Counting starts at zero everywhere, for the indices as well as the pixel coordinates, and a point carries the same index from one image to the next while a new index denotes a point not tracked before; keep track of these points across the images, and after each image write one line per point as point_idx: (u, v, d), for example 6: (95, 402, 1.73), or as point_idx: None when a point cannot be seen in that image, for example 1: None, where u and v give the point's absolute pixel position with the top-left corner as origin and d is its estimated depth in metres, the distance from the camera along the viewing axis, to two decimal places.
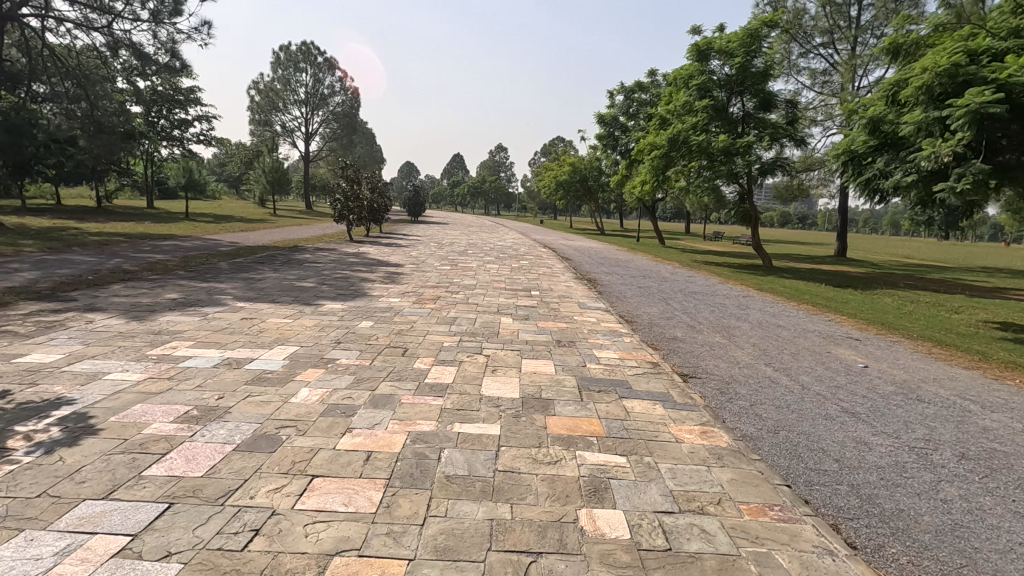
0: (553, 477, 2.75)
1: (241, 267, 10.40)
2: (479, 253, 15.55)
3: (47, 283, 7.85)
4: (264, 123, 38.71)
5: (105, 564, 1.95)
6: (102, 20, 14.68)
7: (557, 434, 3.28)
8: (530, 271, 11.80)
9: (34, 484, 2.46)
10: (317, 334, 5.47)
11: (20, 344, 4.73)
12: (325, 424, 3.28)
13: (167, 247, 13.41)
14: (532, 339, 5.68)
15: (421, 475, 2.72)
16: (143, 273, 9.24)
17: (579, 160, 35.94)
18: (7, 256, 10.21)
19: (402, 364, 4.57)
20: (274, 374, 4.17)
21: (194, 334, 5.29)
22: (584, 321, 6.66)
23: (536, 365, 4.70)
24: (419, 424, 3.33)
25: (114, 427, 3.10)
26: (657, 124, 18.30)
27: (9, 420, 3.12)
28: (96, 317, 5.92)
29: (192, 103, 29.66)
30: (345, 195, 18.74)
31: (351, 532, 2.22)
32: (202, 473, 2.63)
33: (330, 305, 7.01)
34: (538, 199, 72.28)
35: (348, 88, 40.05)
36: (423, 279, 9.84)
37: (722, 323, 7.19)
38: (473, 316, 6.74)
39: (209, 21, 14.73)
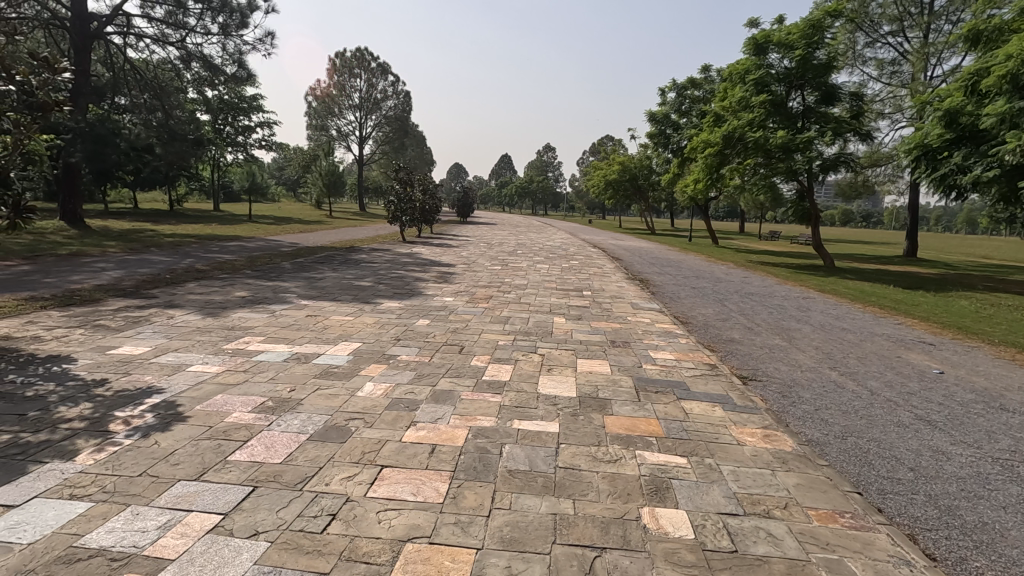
0: (613, 475, 2.77)
1: (302, 267, 10.86)
2: (529, 253, 15.63)
3: (130, 281, 8.45)
4: (321, 128, 40.20)
5: (202, 539, 2.12)
6: (176, 35, 15.68)
7: (615, 433, 3.30)
8: (580, 271, 11.75)
9: (135, 465, 2.69)
10: (377, 332, 5.66)
11: (112, 338, 5.14)
12: (390, 417, 3.42)
13: (233, 248, 14.15)
14: (586, 339, 5.69)
15: (484, 468, 2.80)
16: (214, 272, 9.77)
17: (629, 159, 35.50)
18: (95, 256, 11.03)
19: (460, 361, 4.69)
20: (340, 369, 4.36)
21: (264, 330, 5.59)
22: (638, 322, 6.61)
23: (592, 365, 4.72)
24: (479, 420, 3.42)
25: (200, 415, 3.34)
26: (712, 121, 17.88)
27: (109, 406, 3.42)
28: (176, 312, 6.35)
29: (255, 110, 31.15)
30: (398, 197, 19.26)
31: (420, 520, 2.32)
32: (281, 460, 2.81)
33: (387, 304, 7.24)
34: (586, 199, 71.73)
35: (400, 92, 41.09)
36: (476, 279, 10.00)
37: (782, 325, 6.97)
38: (526, 315, 6.82)
39: (273, 32, 15.50)
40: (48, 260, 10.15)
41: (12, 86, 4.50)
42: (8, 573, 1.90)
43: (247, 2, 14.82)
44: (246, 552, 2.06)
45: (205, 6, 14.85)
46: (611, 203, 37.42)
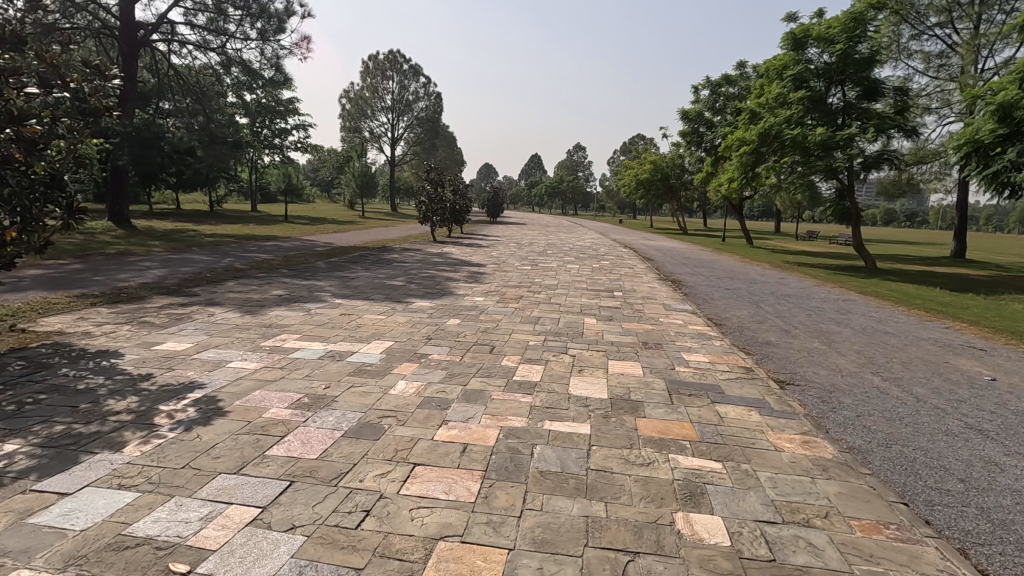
0: (646, 479, 2.73)
1: (336, 266, 11.06)
2: (559, 253, 15.58)
3: (173, 279, 8.76)
4: (354, 130, 40.92)
5: (242, 531, 2.18)
6: (217, 41, 16.18)
7: (648, 436, 3.25)
8: (611, 272, 11.64)
9: (178, 458, 2.78)
10: (409, 331, 5.72)
11: (157, 334, 5.34)
12: (422, 416, 3.45)
13: (270, 247, 14.53)
14: (618, 340, 5.63)
15: (516, 469, 2.80)
16: (251, 271, 10.04)
17: (660, 158, 35.03)
18: (140, 255, 11.48)
19: (491, 361, 4.70)
20: (373, 367, 4.42)
21: (300, 328, 5.72)
22: (670, 323, 6.51)
23: (623, 367, 4.66)
24: (511, 420, 3.42)
25: (240, 410, 3.44)
26: (747, 118, 17.47)
27: (154, 400, 3.55)
28: (216, 310, 6.56)
29: (291, 113, 31.91)
30: (429, 197, 19.46)
31: (452, 519, 2.33)
32: (317, 456, 2.86)
33: (419, 303, 7.31)
34: (617, 198, 71.05)
35: (431, 93, 41.49)
36: (506, 279, 10.02)
37: (820, 328, 6.76)
38: (557, 316, 6.79)
39: (309, 36, 15.85)
40: (97, 259, 10.61)
41: (66, 93, 4.70)
42: (63, 557, 1.99)
43: (284, 8, 15.20)
44: (283, 545, 2.11)
45: (245, 12, 15.29)
46: (642, 202, 36.98)
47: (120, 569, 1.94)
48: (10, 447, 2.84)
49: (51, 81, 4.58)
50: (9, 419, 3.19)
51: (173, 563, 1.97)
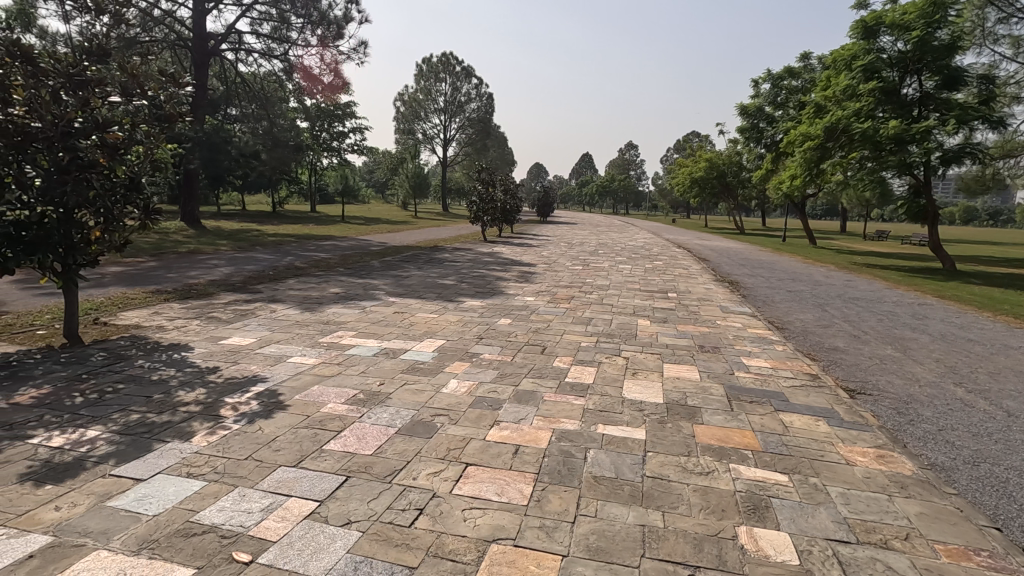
0: (705, 489, 2.61)
1: (390, 265, 11.29)
2: (611, 253, 15.36)
3: (239, 277, 9.19)
4: (408, 132, 41.80)
5: (300, 524, 2.23)
6: (280, 49, 16.86)
7: (706, 443, 3.12)
8: (665, 272, 11.37)
9: (241, 449, 2.89)
10: (461, 330, 5.76)
11: (224, 328, 5.61)
12: (474, 415, 3.45)
13: (327, 247, 15.02)
14: (673, 343, 5.47)
15: (569, 473, 2.74)
16: (311, 269, 10.40)
17: (716, 155, 33.97)
18: (209, 254, 12.10)
19: (542, 362, 4.66)
20: (426, 365, 4.47)
21: (356, 326, 5.86)
22: (728, 326, 6.27)
23: (679, 371, 4.51)
24: (563, 422, 3.37)
25: (299, 404, 3.54)
26: (812, 112, 16.64)
27: (220, 392, 3.72)
28: (277, 307, 6.81)
29: (348, 117, 32.93)
30: (480, 197, 19.59)
31: (505, 521, 2.30)
32: (371, 452, 2.90)
33: (470, 303, 7.35)
34: (670, 197, 69.46)
35: (483, 94, 41.81)
36: (557, 279, 9.94)
37: (894, 334, 6.32)
38: (609, 317, 6.68)
39: (366, 41, 16.27)
40: (171, 257, 11.28)
41: (145, 101, 5.00)
42: (137, 540, 2.09)
43: (343, 14, 15.67)
44: (340, 540, 2.14)
45: (306, 20, 15.88)
46: (696, 201, 35.95)
47: (188, 555, 2.02)
48: (93, 433, 3.03)
49: (132, 89, 4.88)
50: (91, 407, 3.41)
51: (236, 552, 2.04)
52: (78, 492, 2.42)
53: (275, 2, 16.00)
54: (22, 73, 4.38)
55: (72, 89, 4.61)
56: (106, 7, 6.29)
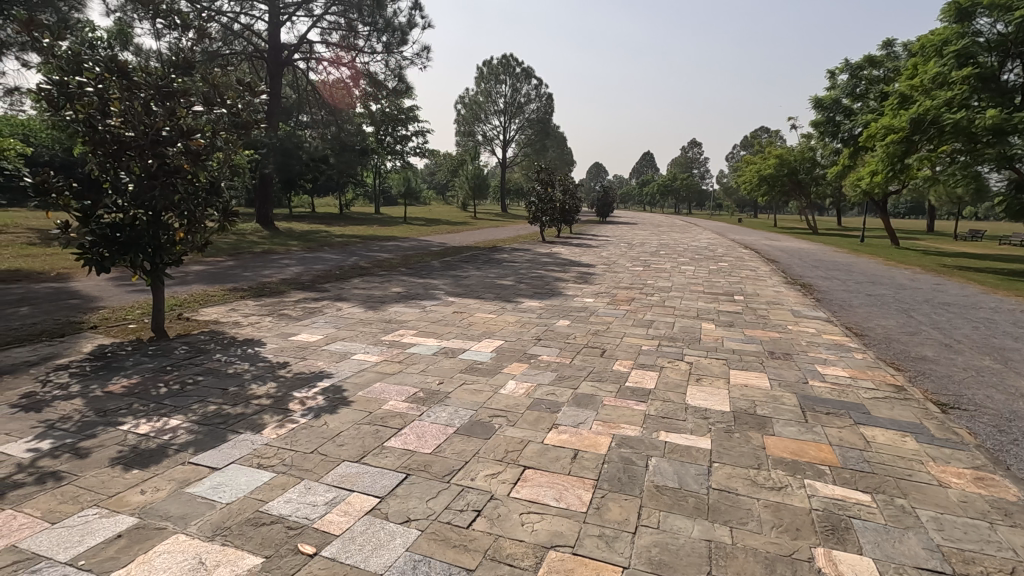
0: (777, 505, 2.46)
1: (449, 265, 11.48)
2: (673, 254, 14.95)
3: (308, 276, 9.60)
4: (468, 134, 42.42)
5: (361, 520, 2.27)
6: (348, 56, 17.51)
7: (777, 456, 2.94)
8: (731, 274, 10.92)
9: (308, 442, 2.99)
10: (519, 331, 5.75)
11: (294, 325, 5.88)
12: (532, 417, 3.42)
13: (390, 247, 15.45)
14: (739, 348, 5.22)
15: (630, 481, 2.65)
16: (374, 269, 10.74)
17: (787, 151, 32.33)
18: (282, 254, 12.74)
19: (602, 365, 4.56)
20: (484, 366, 4.48)
21: (416, 324, 5.97)
22: (800, 332, 5.92)
23: (747, 378, 4.28)
24: (623, 428, 3.28)
25: (362, 400, 3.64)
26: (896, 103, 15.42)
27: (289, 386, 3.88)
28: (343, 305, 7.07)
29: (411, 121, 33.78)
30: (539, 197, 19.55)
31: (563, 528, 2.25)
32: (431, 450, 2.93)
33: (528, 303, 7.34)
34: (736, 195, 66.74)
35: (543, 94, 41.75)
36: (617, 280, 9.75)
37: (992, 344, 5.75)
38: (671, 320, 6.46)
39: (428, 46, 16.62)
40: (248, 257, 11.93)
41: (225, 109, 5.31)
42: (212, 527, 2.20)
43: (407, 21, 16.13)
44: (399, 538, 2.16)
45: (372, 28, 16.41)
46: (764, 200, 34.35)
47: (257, 544, 2.10)
48: (175, 422, 3.23)
49: (213, 99, 5.19)
50: (174, 397, 3.64)
51: (302, 544, 2.10)
52: (160, 477, 2.58)
53: (343, 12, 16.61)
54: (118, 87, 4.76)
55: (160, 100, 4.93)
56: (193, 24, 6.74)
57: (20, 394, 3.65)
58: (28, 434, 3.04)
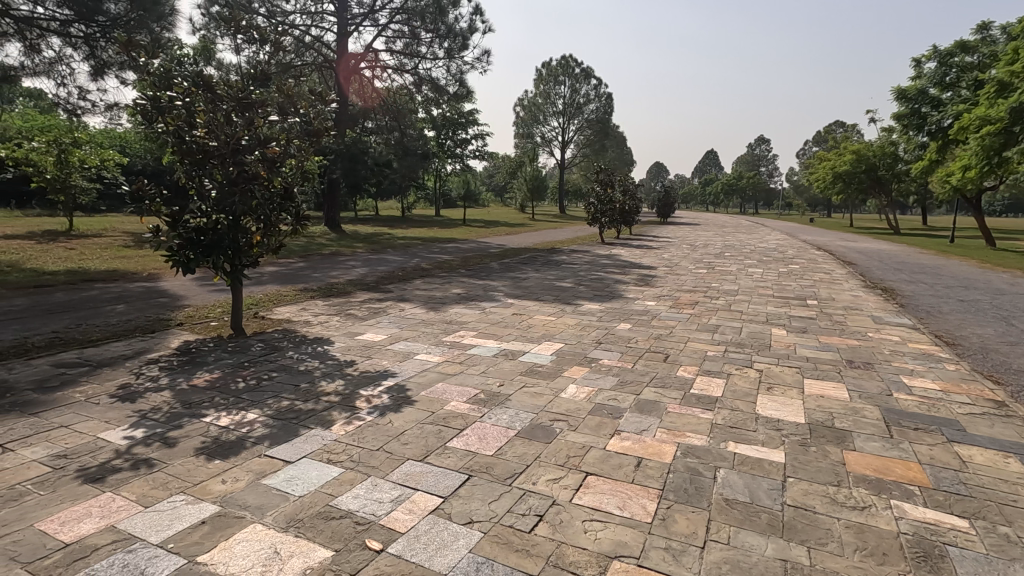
0: (861, 527, 2.29)
1: (508, 267, 11.53)
2: (739, 256, 14.37)
3: (373, 277, 9.92)
4: (527, 136, 42.55)
5: (425, 518, 2.31)
6: (411, 63, 17.88)
7: (859, 472, 2.75)
8: (802, 277, 10.37)
9: (373, 440, 3.07)
10: (579, 333, 5.69)
11: (359, 324, 6.09)
12: (593, 422, 3.37)
13: (450, 249, 15.73)
14: (814, 355, 4.95)
15: (697, 492, 2.56)
16: (435, 270, 10.96)
17: (865, 146, 30.39)
18: (348, 256, 13.24)
19: (664, 370, 4.44)
20: (544, 368, 4.46)
21: (477, 326, 6.04)
22: (882, 340, 5.52)
23: (823, 389, 4.02)
24: (689, 436, 3.17)
25: (425, 400, 3.71)
26: (993, 92, 14.19)
27: (357, 384, 4.01)
28: (405, 305, 7.26)
29: (471, 124, 34.26)
30: (599, 198, 19.34)
31: (628, 538, 2.20)
32: (492, 452, 2.95)
33: (588, 306, 7.26)
34: (807, 194, 63.46)
35: (603, 94, 41.24)
36: (679, 283, 9.48)
37: None
38: (738, 324, 6.20)
39: (489, 50, 16.78)
40: (317, 259, 12.49)
41: (298, 118, 5.65)
42: (285, 518, 2.29)
43: (467, 26, 16.42)
44: (462, 538, 2.18)
45: (434, 34, 16.81)
46: (840, 198, 32.42)
47: (327, 537, 2.18)
48: (252, 415, 3.41)
49: (288, 108, 5.57)
50: (251, 392, 3.84)
51: (369, 540, 2.15)
52: (240, 468, 2.73)
53: (407, 20, 17.04)
54: (203, 99, 5.08)
55: (240, 111, 5.25)
56: (269, 38, 7.10)
57: (117, 385, 3.98)
58: (124, 422, 3.29)
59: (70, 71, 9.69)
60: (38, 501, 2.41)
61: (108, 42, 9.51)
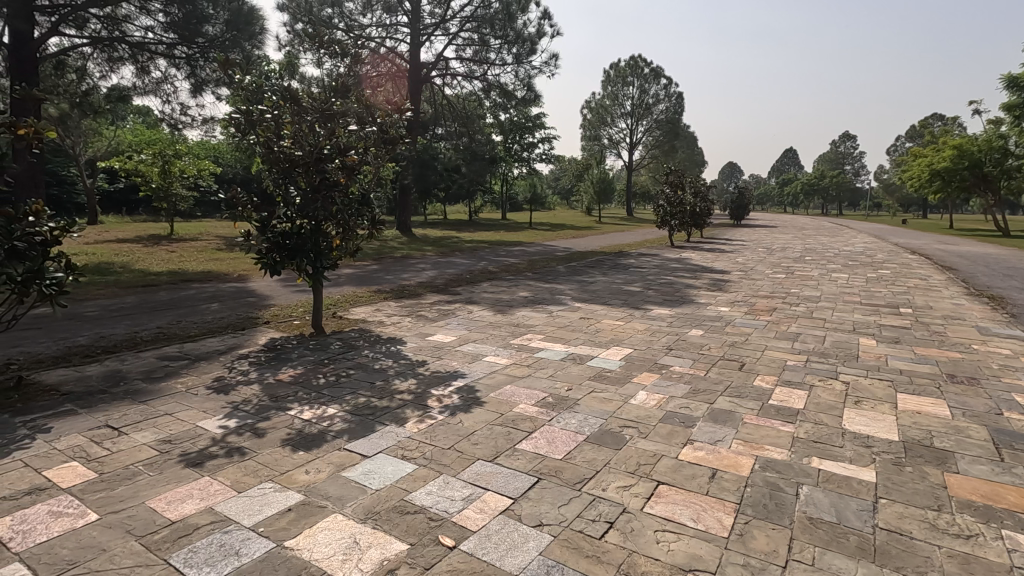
0: (965, 557, 2.10)
1: (575, 271, 11.47)
2: (822, 260, 13.56)
3: (442, 279, 10.18)
4: (594, 138, 42.22)
5: (496, 518, 2.34)
6: (480, 70, 18.19)
7: (963, 497, 2.53)
8: (895, 283, 9.61)
9: (445, 438, 3.15)
10: (648, 339, 5.58)
11: (430, 326, 6.27)
12: (665, 430, 3.29)
13: (516, 252, 15.86)
14: (909, 368, 4.58)
15: (778, 509, 2.43)
16: (502, 273, 11.09)
17: (968, 140, 27.80)
18: (418, 259, 13.67)
19: (740, 379, 4.26)
20: (613, 374, 4.41)
21: (544, 329, 6.05)
22: (990, 354, 5.01)
23: (920, 405, 3.71)
24: (767, 449, 3.03)
25: (494, 401, 3.76)
26: None
27: (428, 384, 4.13)
28: (474, 308, 7.40)
29: (538, 128, 34.41)
30: (668, 200, 18.83)
31: (702, 552, 2.13)
32: (561, 456, 2.95)
33: (658, 311, 7.10)
34: (899, 194, 58.92)
35: (673, 93, 40.18)
36: (755, 288, 9.06)
37: None
38: (821, 333, 5.84)
39: (557, 53, 16.80)
40: (390, 261, 13.00)
41: (375, 127, 5.87)
42: (363, 510, 2.40)
43: (536, 31, 16.52)
44: (532, 540, 2.19)
45: (504, 40, 17.03)
46: (937, 198, 29.83)
47: (403, 531, 2.26)
48: (332, 410, 3.59)
49: (366, 118, 5.78)
50: (331, 388, 4.05)
51: (442, 536, 2.21)
52: (322, 460, 2.89)
53: (477, 28, 17.38)
54: (290, 112, 5.40)
55: (323, 122, 5.50)
56: (349, 51, 7.46)
57: (213, 378, 4.31)
58: (219, 413, 3.56)
59: (174, 89, 10.62)
60: (149, 481, 2.65)
61: (206, 61, 10.33)
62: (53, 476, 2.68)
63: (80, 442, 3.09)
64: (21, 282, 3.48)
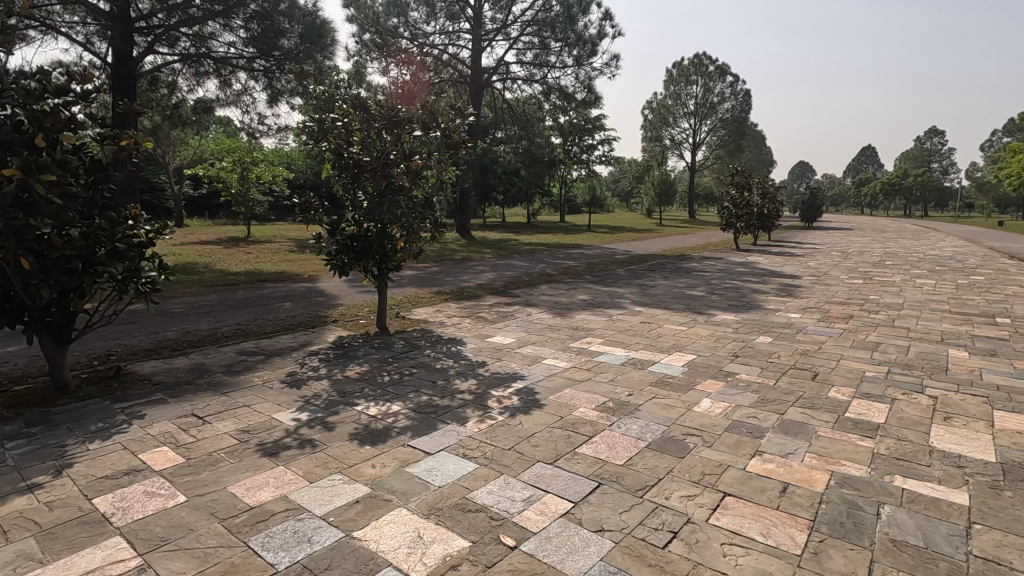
0: None
1: (635, 274, 11.27)
2: (905, 264, 12.65)
3: (500, 282, 10.27)
4: (655, 139, 41.36)
5: (556, 521, 2.34)
6: (540, 73, 18.19)
7: None
8: (990, 290, 8.82)
9: (505, 439, 3.18)
10: (713, 345, 5.40)
11: (489, 327, 6.34)
12: (731, 440, 3.17)
13: (575, 255, 15.78)
14: (1007, 384, 4.18)
15: (856, 528, 2.29)
16: (560, 276, 11.05)
17: None
18: (478, 261, 13.86)
19: (812, 390, 4.05)
20: (675, 380, 4.29)
21: (603, 333, 5.98)
22: None
23: (1021, 424, 3.39)
24: (844, 465, 2.86)
25: (554, 404, 3.76)
26: None
27: (488, 384, 4.18)
28: (533, 310, 7.42)
29: (598, 129, 34.03)
30: (734, 202, 18.05)
31: (773, 568, 2.04)
32: (623, 461, 2.90)
33: (722, 316, 6.85)
34: (994, 193, 54.10)
35: (739, 91, 38.70)
36: (829, 294, 8.57)
37: None
38: (904, 343, 5.44)
39: (618, 54, 16.60)
40: (449, 263, 13.26)
41: (439, 132, 5.99)
42: (426, 506, 2.45)
43: (597, 32, 16.37)
44: (594, 545, 2.17)
45: (564, 43, 16.99)
46: None
47: (465, 528, 2.30)
48: (395, 407, 3.70)
49: (430, 123, 5.91)
50: (395, 386, 4.18)
51: (503, 536, 2.23)
52: (386, 455, 2.98)
53: (537, 32, 17.40)
54: (360, 120, 5.60)
55: (390, 128, 5.70)
56: None
57: (286, 372, 4.55)
58: (292, 406, 3.75)
59: (252, 100, 11.28)
60: (230, 468, 2.83)
61: (281, 73, 10.89)
62: (147, 459, 2.92)
63: (170, 428, 3.34)
64: (121, 280, 3.84)
